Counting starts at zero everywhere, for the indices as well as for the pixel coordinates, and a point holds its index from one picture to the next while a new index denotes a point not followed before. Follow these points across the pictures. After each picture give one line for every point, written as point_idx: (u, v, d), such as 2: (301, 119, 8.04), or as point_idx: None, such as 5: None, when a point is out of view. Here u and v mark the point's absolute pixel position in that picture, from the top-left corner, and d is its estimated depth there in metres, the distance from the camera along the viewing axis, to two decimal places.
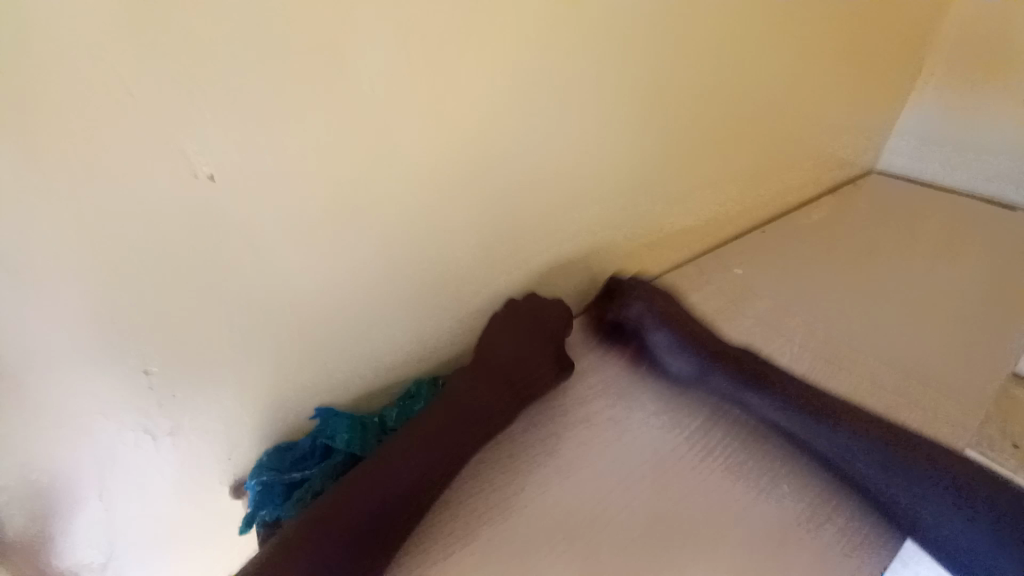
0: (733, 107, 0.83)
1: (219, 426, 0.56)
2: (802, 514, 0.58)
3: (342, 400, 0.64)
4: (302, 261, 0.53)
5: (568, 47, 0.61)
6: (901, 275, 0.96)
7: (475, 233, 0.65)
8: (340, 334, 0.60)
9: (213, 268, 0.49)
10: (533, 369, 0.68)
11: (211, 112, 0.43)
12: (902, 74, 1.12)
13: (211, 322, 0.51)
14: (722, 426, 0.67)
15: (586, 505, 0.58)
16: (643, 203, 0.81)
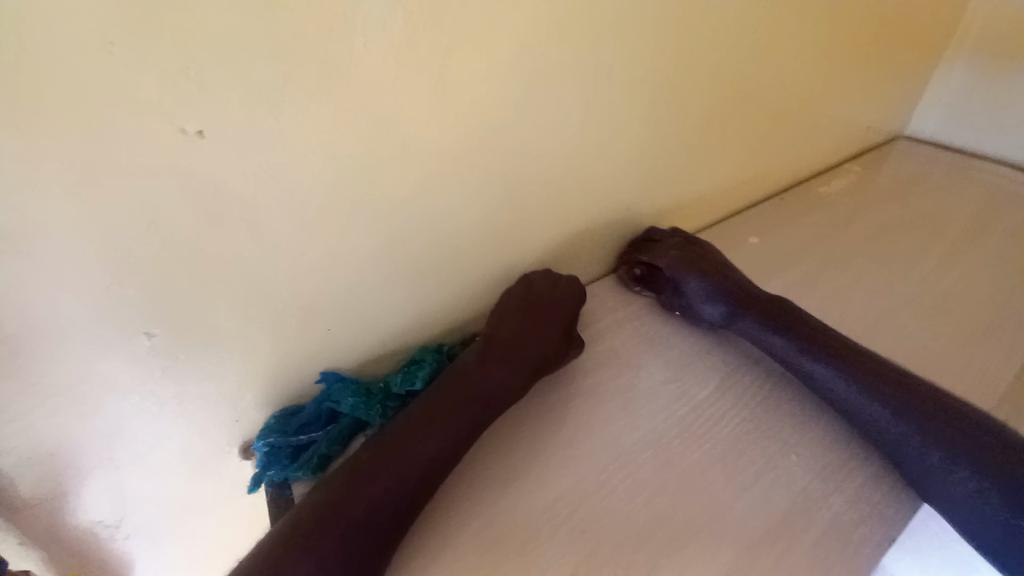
0: (756, 75, 0.79)
1: (224, 394, 0.56)
2: (807, 493, 0.58)
3: (348, 366, 0.64)
4: (303, 225, 0.52)
5: (578, 12, 0.57)
6: (918, 249, 0.94)
7: (486, 206, 0.63)
8: (347, 300, 0.59)
9: (211, 234, 0.48)
10: (550, 338, 0.67)
11: (202, 68, 0.41)
12: (930, 36, 1.06)
13: (215, 293, 0.51)
14: (730, 400, 0.67)
15: (596, 463, 0.60)
16: (656, 173, 0.79)
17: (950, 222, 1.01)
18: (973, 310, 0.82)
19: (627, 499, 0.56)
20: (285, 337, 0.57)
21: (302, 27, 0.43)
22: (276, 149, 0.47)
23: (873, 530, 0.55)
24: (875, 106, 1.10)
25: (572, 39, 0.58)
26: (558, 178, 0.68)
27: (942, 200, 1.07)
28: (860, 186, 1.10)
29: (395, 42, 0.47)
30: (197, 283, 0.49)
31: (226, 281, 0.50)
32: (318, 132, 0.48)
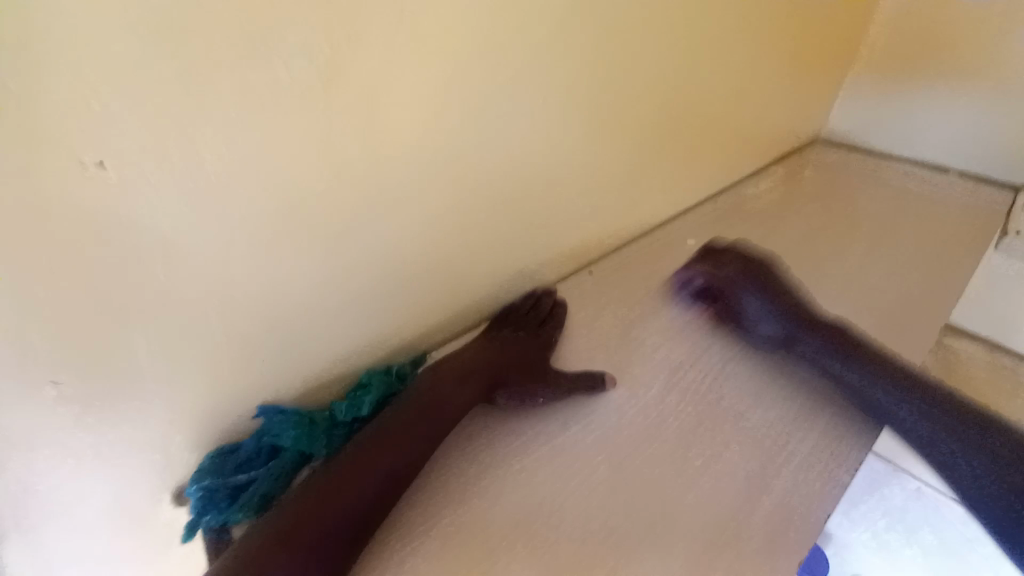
0: (682, 84, 0.84)
1: (148, 439, 0.52)
2: (760, 468, 0.61)
3: (288, 397, 0.61)
4: (224, 253, 0.49)
5: (511, 26, 0.59)
6: (840, 243, 1.02)
7: (432, 221, 0.63)
8: (280, 328, 0.56)
9: (122, 267, 0.44)
10: (508, 348, 0.69)
11: (102, 89, 0.38)
12: (835, 47, 1.16)
13: (129, 331, 0.47)
14: (701, 386, 0.71)
15: (552, 471, 0.60)
16: (597, 182, 0.82)
17: (867, 217, 1.10)
18: (889, 297, 0.89)
19: (580, 502, 0.57)
20: (218, 371, 0.54)
21: (224, 46, 0.42)
22: (194, 173, 0.44)
23: (818, 506, 0.58)
24: (792, 111, 1.19)
25: (505, 53, 0.60)
26: (502, 190, 0.69)
27: (855, 196, 1.17)
28: (785, 187, 1.18)
29: (325, 59, 0.47)
30: (110, 320, 0.46)
31: (142, 316, 0.47)
32: (242, 155, 0.46)
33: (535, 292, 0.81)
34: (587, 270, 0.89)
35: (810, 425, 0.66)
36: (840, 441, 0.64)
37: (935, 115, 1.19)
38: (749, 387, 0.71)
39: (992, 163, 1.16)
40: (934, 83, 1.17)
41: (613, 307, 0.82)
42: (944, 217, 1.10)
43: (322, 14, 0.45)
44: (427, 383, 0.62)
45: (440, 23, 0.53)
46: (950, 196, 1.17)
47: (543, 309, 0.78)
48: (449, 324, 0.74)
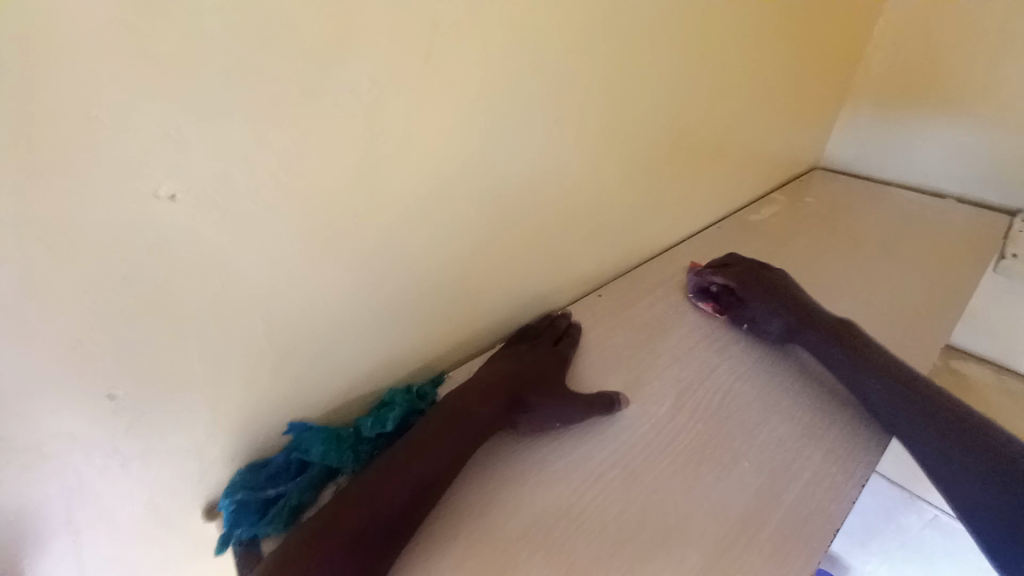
0: (692, 115, 0.90)
1: (192, 449, 0.55)
2: (768, 486, 0.63)
3: (316, 416, 0.64)
4: (269, 276, 0.53)
5: (542, 63, 0.65)
6: (845, 266, 1.06)
7: (461, 243, 0.68)
8: (316, 346, 0.60)
9: (179, 286, 0.48)
10: (529, 366, 0.71)
11: (181, 125, 0.43)
12: (833, 78, 1.24)
13: (184, 344, 0.50)
14: (712, 405, 0.73)
15: (571, 480, 0.62)
16: (614, 205, 0.86)
17: (869, 241, 1.14)
18: (894, 317, 0.92)
19: (600, 509, 0.59)
20: (260, 384, 0.57)
21: (294, 84, 0.47)
22: (253, 198, 0.49)
23: (831, 511, 0.60)
24: (792, 140, 1.26)
25: (535, 88, 0.66)
26: (525, 214, 0.74)
27: (856, 220, 1.21)
28: (787, 212, 1.23)
29: (379, 96, 0.53)
30: (168, 334, 0.49)
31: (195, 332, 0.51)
32: (295, 182, 0.51)
33: (550, 314, 0.85)
34: (598, 292, 0.93)
35: (820, 436, 0.69)
36: (850, 452, 0.67)
37: (927, 140, 1.28)
38: (758, 407, 0.73)
39: (986, 186, 1.23)
40: (924, 113, 1.26)
41: (628, 329, 0.86)
42: (943, 241, 1.14)
43: (380, 56, 0.51)
44: (455, 397, 0.64)
45: (480, 63, 0.59)
46: (949, 220, 1.22)
47: (560, 328, 0.81)
48: (471, 342, 0.78)
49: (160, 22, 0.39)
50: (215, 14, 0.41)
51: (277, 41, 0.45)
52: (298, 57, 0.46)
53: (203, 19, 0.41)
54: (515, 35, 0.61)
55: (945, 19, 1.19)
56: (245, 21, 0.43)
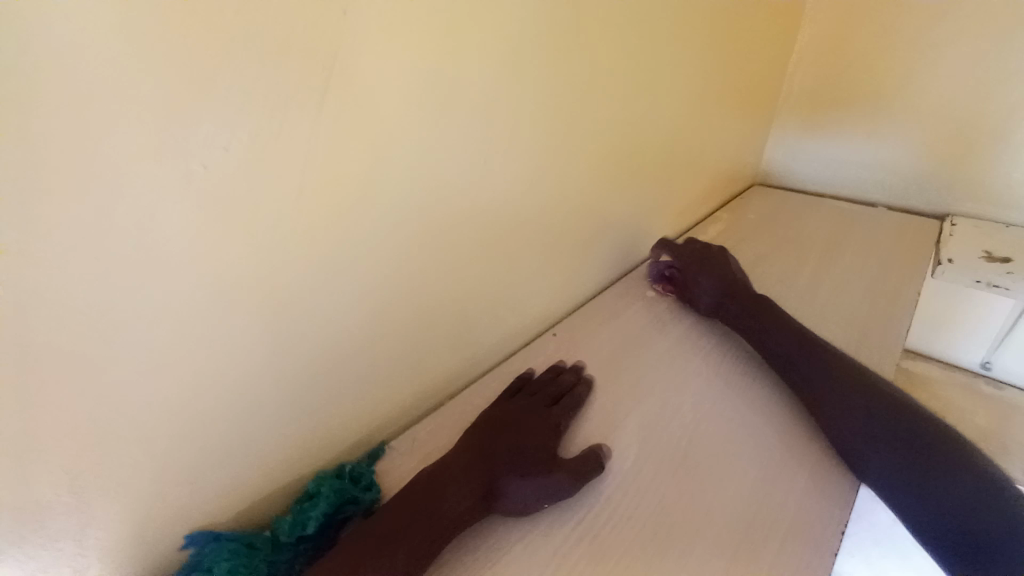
0: (624, 144, 0.92)
1: (65, 571, 0.47)
2: (741, 544, 0.61)
3: (228, 521, 0.58)
4: (187, 357, 0.49)
5: (465, 103, 0.64)
6: (788, 280, 1.10)
7: (400, 291, 0.66)
8: (229, 426, 0.55)
9: (82, 377, 0.44)
10: (517, 434, 0.68)
11: (75, 203, 0.40)
12: (755, 101, 1.31)
13: (44, 452, 0.43)
14: (681, 452, 0.72)
15: (547, 550, 0.61)
16: (556, 238, 0.87)
17: (809, 252, 1.20)
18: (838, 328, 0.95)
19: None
20: (189, 474, 0.53)
21: (218, 142, 0.45)
22: (127, 277, 0.44)
23: (806, 570, 0.59)
24: (726, 160, 1.32)
25: (476, 127, 0.67)
26: (475, 253, 0.74)
27: (792, 233, 1.27)
28: (730, 230, 1.29)
29: (312, 147, 0.51)
30: (73, 431, 0.45)
31: (107, 425, 0.46)
32: (219, 253, 0.48)
33: (557, 366, 0.83)
34: (552, 330, 0.93)
35: (800, 466, 0.70)
36: (830, 484, 0.68)
37: (860, 145, 1.37)
38: (728, 450, 0.72)
39: (909, 195, 1.33)
40: (857, 120, 1.36)
41: (608, 370, 0.85)
42: (875, 247, 1.20)
43: (314, 108, 0.50)
44: (424, 481, 0.61)
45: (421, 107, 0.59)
46: (879, 226, 1.29)
47: (565, 384, 0.79)
48: (427, 387, 0.76)
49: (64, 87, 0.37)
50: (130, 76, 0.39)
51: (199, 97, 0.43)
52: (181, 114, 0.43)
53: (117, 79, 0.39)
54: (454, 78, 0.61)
55: (850, 45, 1.31)
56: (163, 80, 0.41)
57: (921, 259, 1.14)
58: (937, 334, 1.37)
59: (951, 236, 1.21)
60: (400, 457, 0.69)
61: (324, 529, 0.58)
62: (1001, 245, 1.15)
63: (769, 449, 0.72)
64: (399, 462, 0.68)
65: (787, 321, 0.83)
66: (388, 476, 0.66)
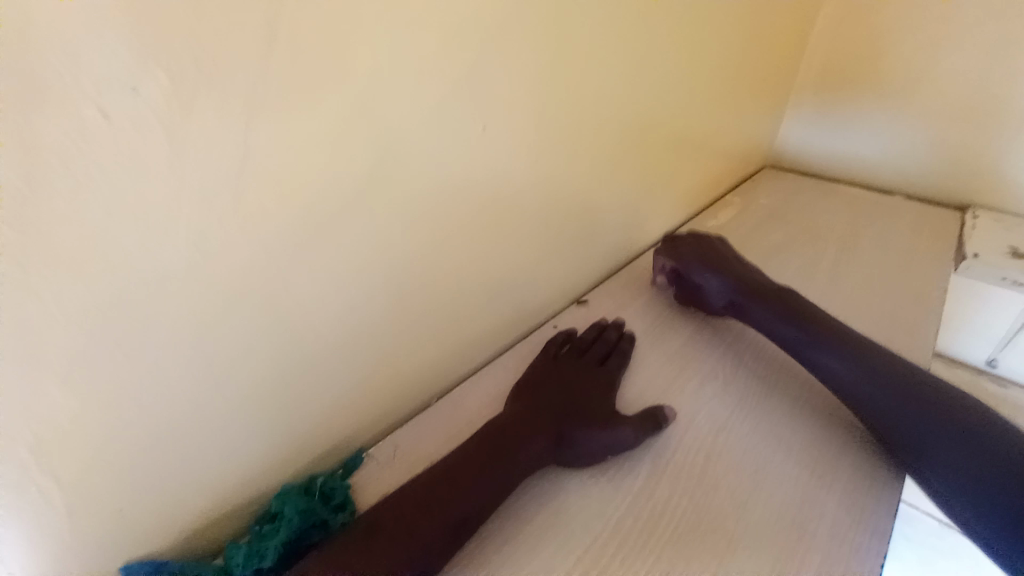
0: (650, 111, 0.92)
1: (107, 492, 0.48)
2: (790, 529, 0.62)
3: (237, 497, 0.58)
4: (214, 337, 0.50)
5: (511, 53, 0.64)
6: (804, 267, 1.11)
7: (433, 249, 0.66)
8: (276, 374, 0.56)
9: (119, 356, 0.45)
10: (559, 399, 0.71)
11: (120, 179, 0.40)
12: (777, 78, 1.30)
13: (108, 368, 0.44)
14: (723, 436, 0.72)
15: (600, 517, 0.63)
16: (581, 205, 0.87)
17: (823, 242, 1.19)
18: (856, 318, 0.98)
19: (634, 548, 0.60)
20: (211, 453, 0.54)
21: (267, 99, 0.44)
22: (202, 207, 0.44)
23: (855, 561, 0.60)
24: (743, 138, 1.31)
25: (507, 92, 0.66)
26: (497, 222, 0.73)
27: (804, 218, 1.28)
28: (741, 215, 1.28)
29: (354, 99, 0.50)
30: (109, 406, 0.46)
31: (139, 403, 0.47)
32: (253, 230, 0.48)
33: (601, 323, 0.87)
34: (552, 323, 0.90)
35: (839, 469, 0.70)
36: (870, 474, 0.69)
37: (878, 132, 1.35)
38: (766, 435, 0.73)
39: (930, 183, 1.34)
40: (878, 107, 1.33)
41: (645, 352, 0.86)
42: (889, 235, 1.22)
43: (358, 60, 0.49)
44: (440, 473, 0.60)
45: (455, 64, 0.58)
46: (895, 215, 1.29)
47: (610, 340, 0.84)
48: (446, 355, 0.76)
49: (120, 50, 0.37)
50: (184, 36, 0.39)
51: (252, 43, 0.42)
52: (255, 37, 0.42)
53: (172, 36, 0.38)
54: (488, 34, 0.60)
55: (869, 33, 1.29)
56: (215, 27, 0.40)
57: (930, 256, 1.15)
58: (946, 334, 1.38)
59: (976, 227, 1.22)
60: (379, 468, 0.66)
61: (287, 557, 0.55)
62: None
63: (808, 439, 0.73)
64: (378, 473, 0.65)
65: (798, 322, 0.80)
66: (365, 489, 0.63)
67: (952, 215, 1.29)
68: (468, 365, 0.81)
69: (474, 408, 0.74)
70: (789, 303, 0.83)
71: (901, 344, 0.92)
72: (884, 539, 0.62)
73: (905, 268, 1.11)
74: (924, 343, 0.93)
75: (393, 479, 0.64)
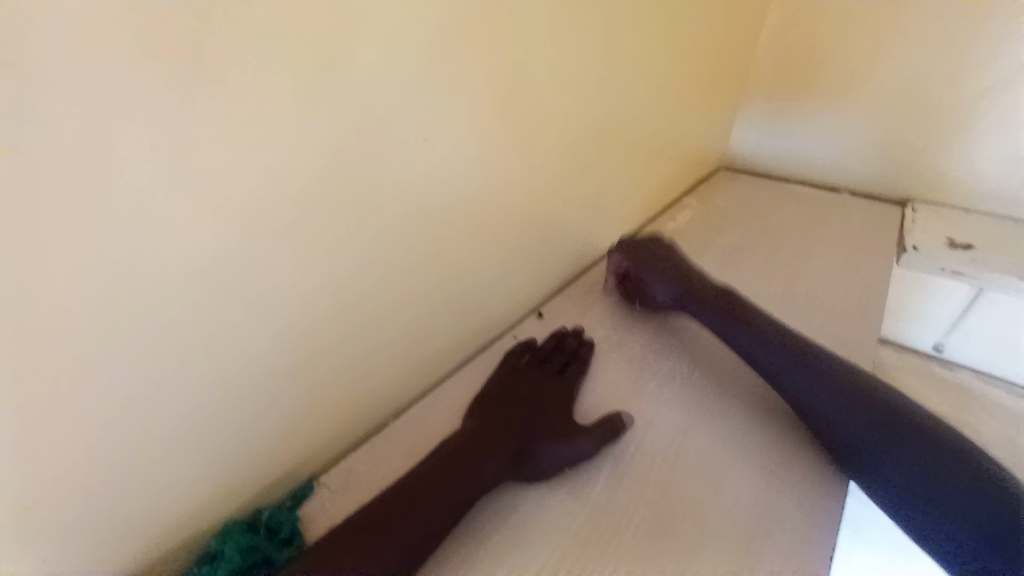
0: (599, 119, 0.93)
1: (31, 540, 0.45)
2: (744, 527, 0.64)
3: (178, 537, 0.55)
4: (140, 370, 0.47)
5: (451, 67, 0.64)
6: (759, 266, 1.14)
7: (381, 267, 0.65)
8: (216, 405, 0.54)
9: (38, 396, 0.42)
10: (518, 412, 0.71)
11: (17, 212, 0.37)
12: (725, 83, 1.35)
13: (25, 407, 0.42)
14: (679, 438, 0.73)
15: (559, 529, 0.62)
16: (534, 216, 0.87)
17: (774, 240, 1.23)
18: (809, 314, 1.01)
19: (591, 558, 0.60)
20: (146, 494, 0.51)
21: (183, 119, 0.43)
22: (122, 236, 0.43)
23: (806, 556, 0.62)
24: (695, 142, 1.34)
25: (449, 105, 0.66)
26: (448, 235, 0.73)
27: (756, 218, 1.32)
28: (697, 217, 1.31)
29: (282, 118, 0.49)
30: (30, 449, 0.43)
31: (61, 447, 0.45)
32: (177, 258, 0.46)
33: (560, 332, 0.87)
34: (512, 334, 0.89)
35: (790, 465, 0.72)
36: (819, 468, 0.72)
37: (821, 131, 1.41)
38: (721, 435, 0.74)
39: (871, 180, 1.40)
40: (820, 109, 1.39)
41: (604, 358, 0.86)
42: (836, 231, 1.27)
43: (286, 81, 0.48)
44: (395, 499, 0.58)
45: (392, 80, 0.57)
46: (841, 211, 1.35)
47: (569, 348, 0.84)
48: (402, 374, 0.75)
49: (19, 78, 0.35)
50: (89, 60, 0.38)
51: (166, 67, 0.41)
52: (171, 62, 0.41)
53: (69, 57, 0.37)
54: (424, 47, 0.60)
55: (806, 40, 1.35)
56: (125, 53, 0.39)
57: (873, 250, 1.20)
58: (893, 324, 1.44)
59: (916, 221, 1.28)
60: (332, 495, 0.64)
61: None
62: (962, 232, 1.23)
63: (761, 437, 0.75)
64: (329, 501, 0.63)
65: (749, 322, 0.82)
66: (315, 520, 0.61)
67: (894, 210, 1.35)
68: (427, 382, 0.80)
69: (433, 426, 0.73)
70: (733, 301, 0.85)
71: (851, 337, 0.95)
72: (832, 532, 0.64)
73: (852, 263, 1.16)
74: (871, 335, 0.96)
75: (346, 506, 0.62)
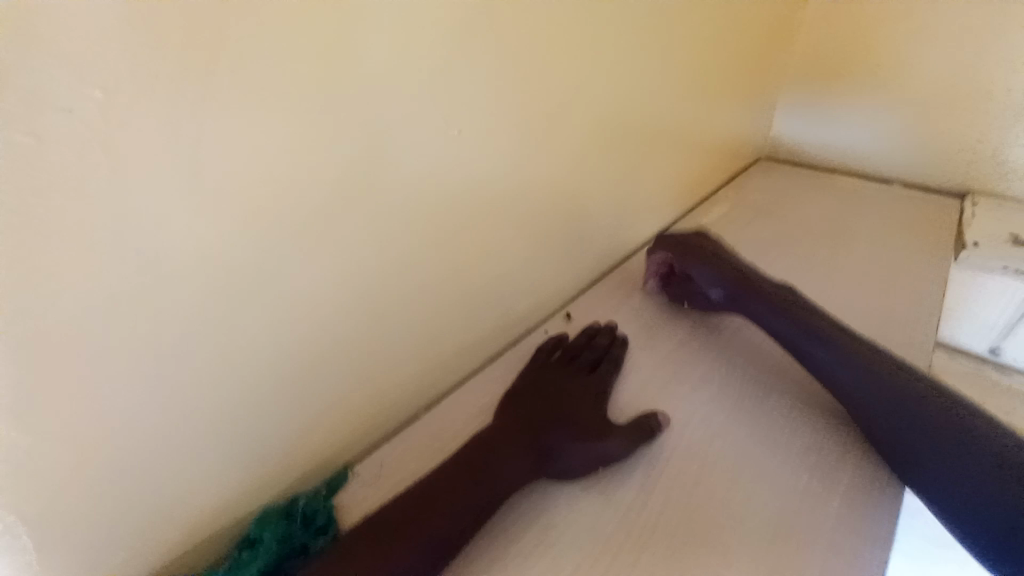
0: (632, 108, 0.90)
1: (76, 524, 0.47)
2: (787, 536, 0.61)
3: (216, 523, 0.56)
4: (173, 364, 0.48)
5: (480, 56, 0.62)
6: (801, 261, 1.09)
7: (411, 260, 0.64)
8: (250, 395, 0.55)
9: (79, 386, 0.43)
10: (549, 410, 0.70)
11: (56, 208, 0.38)
12: (765, 71, 1.28)
13: (67, 398, 0.43)
14: (717, 441, 0.71)
15: (590, 532, 0.61)
16: (565, 209, 0.85)
17: (818, 235, 1.17)
18: (854, 313, 0.96)
19: (624, 564, 0.58)
20: (184, 481, 0.52)
21: (216, 112, 0.43)
22: (159, 229, 0.43)
23: (855, 569, 0.58)
24: (732, 133, 1.29)
25: (478, 95, 0.64)
26: (478, 228, 0.71)
27: (798, 212, 1.26)
28: (734, 211, 1.26)
29: (312, 108, 0.49)
30: (74, 438, 0.44)
31: (103, 436, 0.46)
32: (209, 251, 0.46)
33: (592, 327, 0.85)
34: (542, 329, 0.88)
35: (837, 473, 0.68)
36: (870, 477, 0.67)
37: (870, 119, 1.32)
38: (762, 438, 0.71)
39: (925, 171, 1.31)
40: (869, 95, 1.30)
41: (638, 356, 0.84)
42: (885, 226, 1.19)
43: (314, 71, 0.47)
44: (424, 493, 0.58)
45: (421, 70, 0.56)
46: (891, 205, 1.27)
47: (601, 345, 0.82)
48: (430, 368, 0.74)
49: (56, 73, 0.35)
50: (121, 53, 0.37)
51: (195, 58, 0.40)
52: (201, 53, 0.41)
53: (104, 51, 0.37)
54: (454, 35, 0.58)
55: (855, 23, 1.27)
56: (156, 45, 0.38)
57: (927, 246, 1.13)
58: (946, 324, 1.36)
59: (975, 215, 1.20)
60: (364, 486, 0.64)
61: None
62: None
63: (805, 442, 0.71)
64: (362, 492, 0.63)
65: (794, 320, 0.78)
66: (348, 508, 0.62)
67: (950, 203, 1.27)
68: (455, 376, 0.80)
69: (462, 420, 0.72)
70: (779, 295, 0.82)
71: (901, 338, 0.90)
72: (884, 545, 0.61)
73: (904, 259, 1.09)
74: (923, 336, 0.91)
75: (377, 497, 0.63)
